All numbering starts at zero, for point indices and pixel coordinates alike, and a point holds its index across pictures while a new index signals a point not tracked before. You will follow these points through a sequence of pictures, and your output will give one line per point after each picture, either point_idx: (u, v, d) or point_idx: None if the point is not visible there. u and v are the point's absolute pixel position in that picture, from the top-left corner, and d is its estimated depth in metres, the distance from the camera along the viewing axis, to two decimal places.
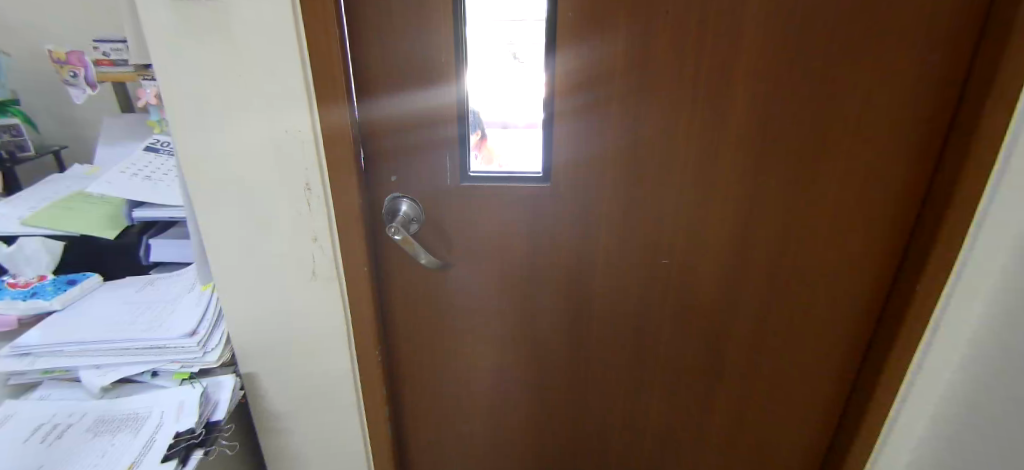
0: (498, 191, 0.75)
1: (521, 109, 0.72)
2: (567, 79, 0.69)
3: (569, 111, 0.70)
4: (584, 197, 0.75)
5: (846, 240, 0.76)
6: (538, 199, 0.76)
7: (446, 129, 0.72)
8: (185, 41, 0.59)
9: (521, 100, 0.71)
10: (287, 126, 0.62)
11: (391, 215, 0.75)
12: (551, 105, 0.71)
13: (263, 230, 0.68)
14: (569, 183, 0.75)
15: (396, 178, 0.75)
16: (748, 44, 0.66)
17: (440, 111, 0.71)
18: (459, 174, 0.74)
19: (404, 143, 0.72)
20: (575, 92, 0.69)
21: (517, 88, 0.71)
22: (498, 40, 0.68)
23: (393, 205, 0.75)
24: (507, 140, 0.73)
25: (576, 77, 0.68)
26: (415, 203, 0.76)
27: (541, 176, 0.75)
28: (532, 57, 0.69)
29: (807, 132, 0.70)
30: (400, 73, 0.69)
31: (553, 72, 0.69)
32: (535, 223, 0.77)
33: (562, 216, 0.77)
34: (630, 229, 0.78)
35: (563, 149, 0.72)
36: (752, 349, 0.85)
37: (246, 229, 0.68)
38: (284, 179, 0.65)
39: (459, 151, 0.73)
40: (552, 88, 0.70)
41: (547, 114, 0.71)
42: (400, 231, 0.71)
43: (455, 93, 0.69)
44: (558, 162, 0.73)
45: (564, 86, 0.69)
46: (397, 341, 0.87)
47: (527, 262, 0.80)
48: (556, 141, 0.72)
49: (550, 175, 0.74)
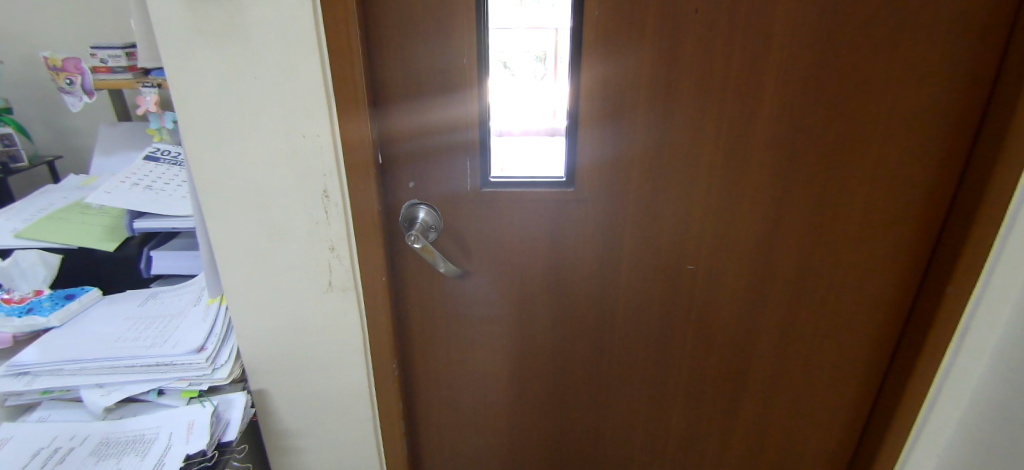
0: (520, 197, 0.73)
1: (525, 115, 0.70)
2: (591, 82, 0.67)
3: (593, 113, 0.68)
4: (607, 201, 0.73)
5: (874, 242, 0.74)
6: (560, 203, 0.73)
7: (465, 132, 0.69)
8: (199, 43, 0.56)
9: (519, 106, 0.69)
10: (303, 127, 0.60)
11: (407, 224, 0.72)
12: (575, 105, 0.68)
13: (278, 238, 0.65)
14: (592, 186, 0.72)
15: (414, 184, 0.72)
16: (776, 43, 0.64)
17: (460, 115, 0.68)
18: (479, 178, 0.72)
19: (421, 147, 0.70)
20: (601, 94, 0.67)
21: (514, 96, 0.69)
22: (499, 43, 0.66)
23: (410, 213, 0.72)
24: (508, 148, 0.71)
25: (601, 77, 0.66)
26: (432, 209, 0.73)
27: (564, 180, 0.72)
28: (522, 66, 0.67)
29: (835, 131, 0.68)
30: (419, 75, 0.66)
31: (578, 74, 0.67)
32: (557, 227, 0.75)
33: (585, 221, 0.75)
34: (650, 233, 0.75)
35: (587, 151, 0.70)
36: (778, 354, 0.83)
37: (260, 237, 0.65)
38: (300, 185, 0.62)
39: (480, 154, 0.71)
40: (576, 89, 0.67)
41: (570, 114, 0.69)
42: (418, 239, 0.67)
43: (476, 97, 0.67)
44: (581, 163, 0.71)
45: (588, 88, 0.67)
46: (412, 351, 0.83)
47: (549, 270, 0.78)
48: (580, 143, 0.70)
49: (574, 178, 0.72)
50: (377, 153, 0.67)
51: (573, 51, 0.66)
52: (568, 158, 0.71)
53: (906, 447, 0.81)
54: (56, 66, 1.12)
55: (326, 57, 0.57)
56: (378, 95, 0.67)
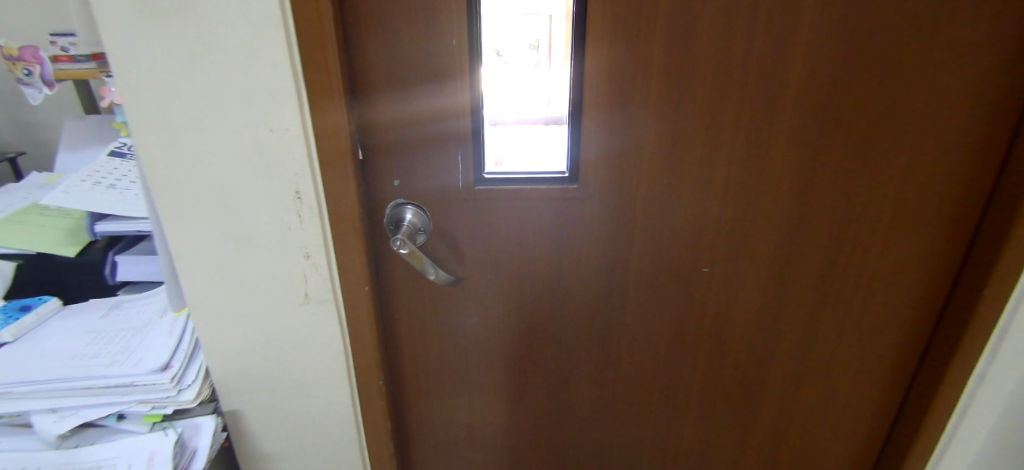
0: (519, 196, 0.66)
1: (522, 104, 0.63)
2: (596, 66, 0.59)
3: (600, 102, 0.61)
4: (614, 198, 0.66)
5: (905, 241, 0.68)
6: (562, 202, 0.66)
7: (455, 126, 0.62)
8: (143, 21, 0.48)
9: (516, 96, 0.63)
10: (270, 118, 0.52)
11: (392, 227, 0.65)
12: (578, 92, 0.61)
13: (246, 244, 0.58)
14: (598, 183, 0.65)
15: (399, 181, 0.65)
16: (805, 22, 0.57)
17: (450, 105, 0.61)
18: (472, 175, 0.65)
19: (407, 141, 0.63)
20: (608, 80, 0.60)
21: (510, 86, 0.62)
22: (492, 25, 0.59)
23: (395, 214, 0.65)
24: (504, 140, 0.64)
25: (608, 61, 0.59)
26: (421, 210, 0.66)
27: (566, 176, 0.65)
28: (515, 54, 0.61)
29: (866, 121, 0.61)
30: (401, 60, 0.58)
31: (582, 58, 0.59)
32: (559, 228, 0.68)
33: (590, 222, 0.68)
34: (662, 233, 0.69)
35: (592, 144, 0.63)
36: (796, 361, 0.77)
37: (227, 244, 0.58)
38: (268, 186, 0.55)
39: (472, 149, 0.63)
40: (581, 75, 0.60)
41: (572, 103, 0.61)
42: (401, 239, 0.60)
43: (468, 84, 0.60)
44: (585, 157, 0.64)
45: (593, 74, 0.60)
46: (402, 364, 0.77)
47: (550, 275, 0.71)
48: (584, 135, 0.63)
49: (578, 173, 0.65)
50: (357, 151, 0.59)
51: (577, 31, 0.58)
52: (571, 152, 0.64)
53: (933, 458, 0.75)
54: (12, 55, 1.03)
55: (294, 37, 0.50)
56: (356, 85, 0.59)
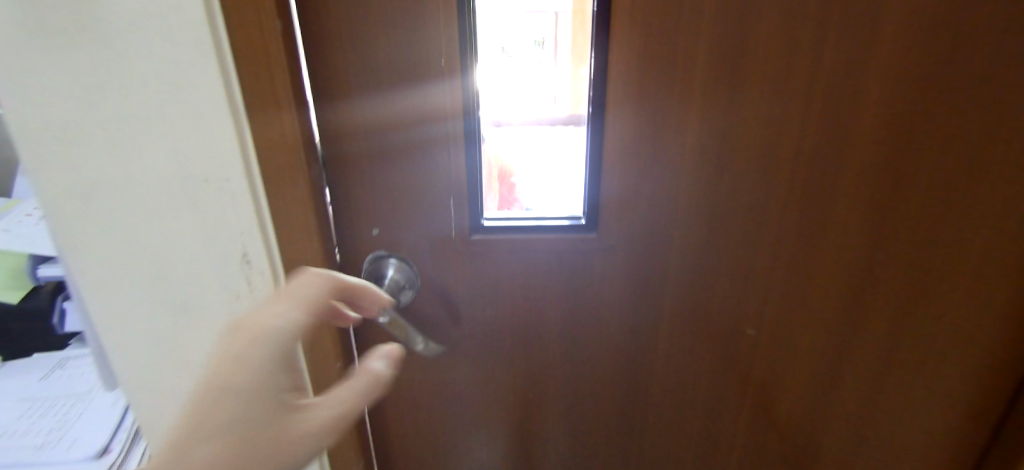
0: (526, 247, 0.54)
1: (531, 109, 0.52)
2: (621, 93, 0.48)
3: (625, 136, 0.49)
4: (640, 250, 0.55)
5: (1002, 304, 0.54)
6: (576, 255, 0.55)
7: (444, 167, 0.51)
8: (33, 43, 0.37)
9: (523, 100, 0.52)
10: (204, 168, 0.40)
11: (370, 284, 0.54)
12: (598, 124, 0.49)
13: (184, 319, 0.46)
14: (622, 232, 0.54)
15: (378, 230, 0.53)
16: (884, 36, 0.45)
17: (438, 140, 0.50)
18: (468, 222, 0.53)
19: (387, 184, 0.51)
20: (637, 110, 0.48)
21: (516, 91, 0.51)
22: (488, 23, 0.47)
23: (374, 269, 0.54)
24: (512, 146, 0.54)
25: (636, 87, 0.48)
26: (404, 264, 0.55)
27: (582, 223, 0.54)
28: (521, 52, 0.50)
29: (961, 157, 0.48)
30: (378, 88, 0.47)
31: (604, 83, 0.48)
32: (573, 285, 0.57)
33: (610, 278, 0.56)
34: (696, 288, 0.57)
35: (614, 186, 0.51)
36: (858, 445, 0.64)
37: (160, 318, 0.46)
38: (208, 249, 0.43)
39: (467, 192, 0.52)
40: (601, 104, 0.49)
41: (590, 136, 0.50)
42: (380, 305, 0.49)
43: (460, 114, 0.49)
44: (605, 202, 0.52)
45: (617, 102, 0.48)
46: (390, 437, 0.66)
47: (561, 337, 0.60)
48: (604, 176, 0.51)
49: (598, 221, 0.53)
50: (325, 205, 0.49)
51: (598, 50, 0.47)
52: (589, 195, 0.52)
53: None
54: None
55: (234, 65, 0.38)
56: (323, 120, 0.48)
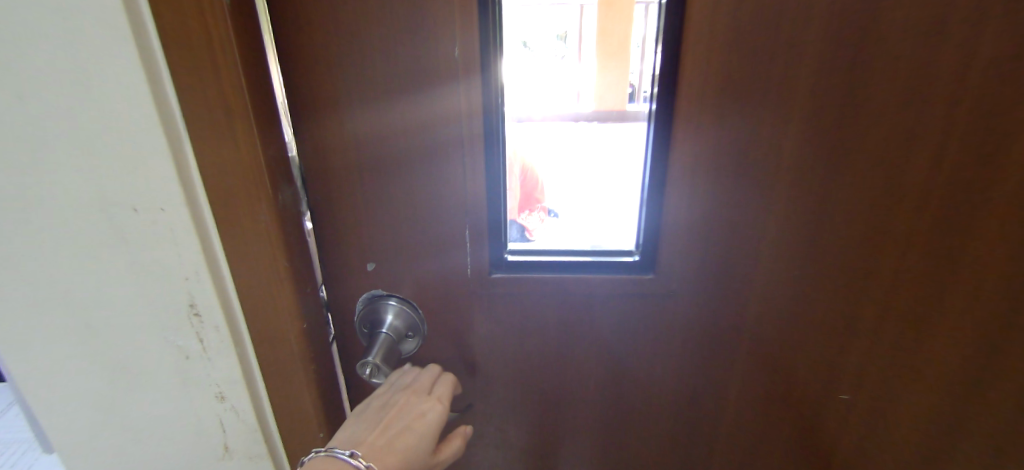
0: (561, 287, 0.43)
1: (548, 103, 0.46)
2: (692, 103, 0.35)
3: (698, 150, 0.37)
4: (709, 296, 0.42)
5: None
6: (625, 297, 0.43)
7: (455, 188, 0.40)
8: None
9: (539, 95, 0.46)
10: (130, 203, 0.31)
11: (361, 330, 0.45)
12: (664, 140, 0.37)
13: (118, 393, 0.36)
14: (687, 272, 0.41)
15: (374, 264, 0.43)
16: None
17: (451, 153, 0.39)
18: (487, 255, 0.43)
19: (388, 206, 0.41)
20: (717, 123, 0.36)
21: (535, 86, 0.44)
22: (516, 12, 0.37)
23: (366, 312, 0.44)
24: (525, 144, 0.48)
25: (716, 94, 0.35)
26: (407, 306, 0.45)
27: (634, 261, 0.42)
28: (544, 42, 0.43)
29: None
30: (377, 86, 0.37)
31: (673, 87, 0.35)
32: (619, 333, 0.45)
33: (668, 326, 0.44)
34: (779, 356, 0.43)
35: (680, 218, 0.39)
36: None
37: (89, 385, 0.36)
38: (145, 297, 0.33)
39: (487, 216, 0.41)
40: (669, 115, 0.36)
41: (650, 157, 0.38)
42: (366, 362, 0.40)
43: (479, 119, 0.38)
44: (666, 234, 0.40)
45: (689, 114, 0.35)
46: None
47: (600, 394, 0.48)
48: (667, 206, 0.39)
49: (656, 258, 0.41)
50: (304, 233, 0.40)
51: (666, 44, 0.34)
52: (647, 231, 0.40)
53: None
54: None
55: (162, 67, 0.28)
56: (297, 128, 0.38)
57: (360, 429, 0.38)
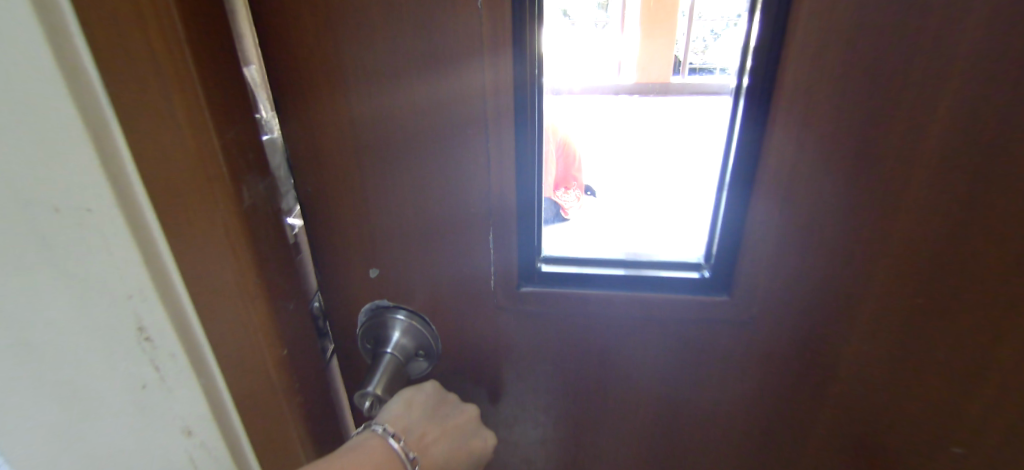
0: (605, 306, 0.35)
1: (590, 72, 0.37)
2: (797, 90, 0.26)
3: (800, 142, 0.28)
4: (796, 326, 0.33)
5: None
6: (687, 322, 0.35)
7: (479, 192, 0.32)
8: None
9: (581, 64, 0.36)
10: (46, 192, 0.25)
11: (364, 345, 0.38)
12: (754, 136, 0.28)
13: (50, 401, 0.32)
14: (769, 298, 0.33)
15: (377, 271, 0.36)
16: None
17: (472, 145, 0.31)
18: (515, 261, 0.34)
19: (392, 205, 0.33)
20: (828, 117, 0.27)
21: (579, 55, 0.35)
22: None
23: (370, 327, 0.38)
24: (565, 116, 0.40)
25: (827, 75, 0.26)
26: (420, 321, 0.38)
27: (701, 277, 0.33)
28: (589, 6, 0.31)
29: None
30: (376, 60, 0.29)
31: (776, 61, 0.26)
32: (676, 359, 0.37)
33: (737, 356, 0.36)
34: (862, 396, 0.35)
35: (768, 234, 0.30)
36: None
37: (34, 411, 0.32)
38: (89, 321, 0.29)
39: (514, 224, 0.33)
40: (766, 98, 0.27)
41: (733, 152, 0.29)
42: (365, 394, 0.34)
43: (507, 102, 0.29)
44: (747, 248, 0.31)
45: (790, 105, 0.27)
46: None
47: (638, 422, 0.42)
48: (751, 220, 0.30)
49: (732, 279, 0.33)
50: (285, 231, 0.32)
51: (767, 8, 0.25)
52: (722, 245, 0.32)
53: None
54: None
55: (82, 37, 0.22)
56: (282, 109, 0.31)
57: (418, 424, 0.35)
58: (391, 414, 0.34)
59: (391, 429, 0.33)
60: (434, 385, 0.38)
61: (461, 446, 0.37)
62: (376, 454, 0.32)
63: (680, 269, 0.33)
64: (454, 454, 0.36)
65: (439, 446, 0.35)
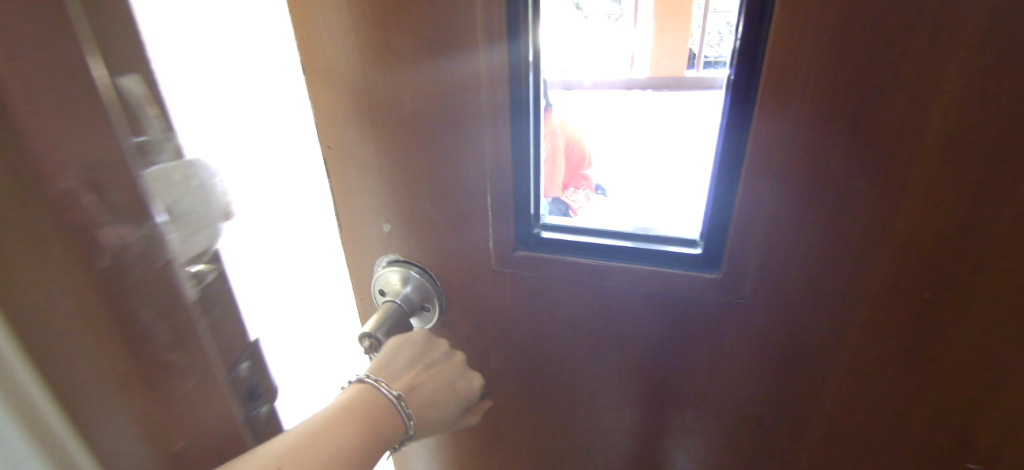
0: (599, 276, 0.37)
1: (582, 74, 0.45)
2: (782, 78, 0.27)
3: (792, 115, 0.27)
4: (794, 311, 0.33)
5: None
6: (682, 298, 0.35)
7: (480, 173, 0.37)
8: None
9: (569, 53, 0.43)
10: None
11: (376, 293, 0.46)
12: (743, 119, 0.29)
13: None
14: (764, 279, 0.32)
15: (389, 226, 0.43)
16: None
17: (471, 116, 0.35)
18: (513, 233, 0.39)
19: (408, 168, 0.39)
20: (822, 101, 0.27)
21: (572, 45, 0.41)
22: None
23: (382, 277, 0.44)
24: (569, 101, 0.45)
25: (820, 55, 0.26)
26: (426, 276, 0.44)
27: (695, 254, 0.34)
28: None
29: None
30: (395, 42, 0.35)
31: (760, 36, 0.27)
32: (671, 337, 0.38)
33: (734, 339, 0.35)
34: (866, 389, 0.33)
35: (761, 212, 0.30)
36: None
37: None
38: None
39: (512, 189, 0.37)
40: (752, 73, 0.28)
41: (723, 128, 0.30)
42: (367, 335, 0.41)
43: (500, 78, 0.33)
44: (740, 226, 0.31)
45: (774, 90, 0.27)
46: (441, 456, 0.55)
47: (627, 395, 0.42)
48: (742, 197, 0.30)
49: (725, 257, 0.33)
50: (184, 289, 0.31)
51: (747, 6, 0.27)
52: (710, 224, 0.32)
53: None
54: None
55: None
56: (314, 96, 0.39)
57: (402, 372, 0.40)
58: (375, 366, 0.39)
59: (374, 375, 0.38)
60: (423, 333, 0.43)
61: (445, 386, 0.42)
62: (361, 398, 0.36)
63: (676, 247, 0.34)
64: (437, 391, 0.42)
65: (426, 387, 0.41)
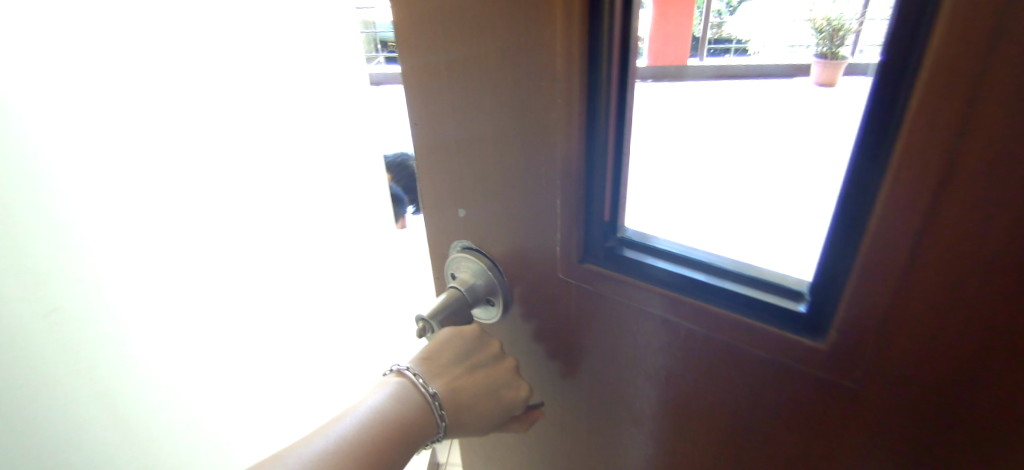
0: (671, 310, 0.34)
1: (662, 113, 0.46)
2: (931, 130, 0.20)
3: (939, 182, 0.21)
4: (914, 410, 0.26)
5: None
6: (770, 357, 0.30)
7: (550, 178, 0.36)
8: None
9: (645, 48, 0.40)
10: None
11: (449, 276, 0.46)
12: (871, 171, 0.23)
13: None
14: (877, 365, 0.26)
15: (463, 213, 0.44)
16: None
17: (545, 121, 0.35)
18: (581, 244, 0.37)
19: (485, 162, 0.40)
20: (993, 167, 0.19)
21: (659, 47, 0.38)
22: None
23: (455, 261, 0.45)
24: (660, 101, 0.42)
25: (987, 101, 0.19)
26: (489, 265, 0.43)
27: (798, 313, 0.29)
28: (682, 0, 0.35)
29: None
30: (479, 40, 0.35)
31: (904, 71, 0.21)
32: (754, 398, 0.32)
33: (831, 421, 0.29)
34: None
35: (879, 287, 0.24)
36: None
37: None
38: None
39: (585, 195, 0.36)
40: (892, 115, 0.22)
41: (847, 178, 0.24)
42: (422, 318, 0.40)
43: (574, 81, 0.32)
44: (852, 300, 0.25)
45: (916, 143, 0.21)
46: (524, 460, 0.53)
47: (699, 446, 0.38)
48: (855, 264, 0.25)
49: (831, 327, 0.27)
50: None
51: (893, 38, 0.21)
52: (819, 285, 0.27)
53: None
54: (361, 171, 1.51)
55: None
56: (406, 72, 0.42)
57: (448, 369, 0.38)
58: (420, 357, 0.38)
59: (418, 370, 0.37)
60: (477, 331, 0.41)
61: (493, 389, 0.40)
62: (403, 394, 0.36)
63: (777, 301, 0.30)
64: (484, 395, 0.39)
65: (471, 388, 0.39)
